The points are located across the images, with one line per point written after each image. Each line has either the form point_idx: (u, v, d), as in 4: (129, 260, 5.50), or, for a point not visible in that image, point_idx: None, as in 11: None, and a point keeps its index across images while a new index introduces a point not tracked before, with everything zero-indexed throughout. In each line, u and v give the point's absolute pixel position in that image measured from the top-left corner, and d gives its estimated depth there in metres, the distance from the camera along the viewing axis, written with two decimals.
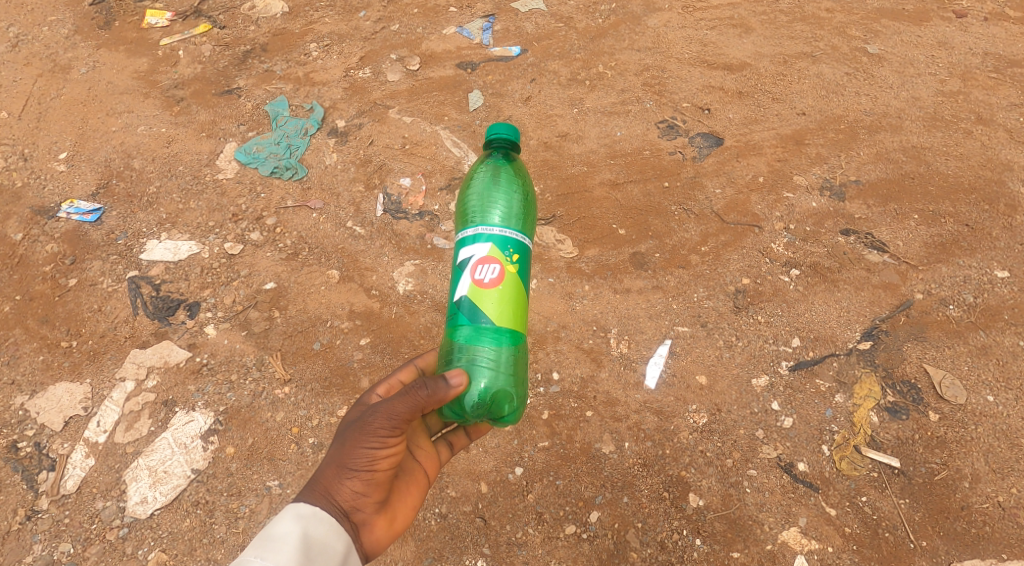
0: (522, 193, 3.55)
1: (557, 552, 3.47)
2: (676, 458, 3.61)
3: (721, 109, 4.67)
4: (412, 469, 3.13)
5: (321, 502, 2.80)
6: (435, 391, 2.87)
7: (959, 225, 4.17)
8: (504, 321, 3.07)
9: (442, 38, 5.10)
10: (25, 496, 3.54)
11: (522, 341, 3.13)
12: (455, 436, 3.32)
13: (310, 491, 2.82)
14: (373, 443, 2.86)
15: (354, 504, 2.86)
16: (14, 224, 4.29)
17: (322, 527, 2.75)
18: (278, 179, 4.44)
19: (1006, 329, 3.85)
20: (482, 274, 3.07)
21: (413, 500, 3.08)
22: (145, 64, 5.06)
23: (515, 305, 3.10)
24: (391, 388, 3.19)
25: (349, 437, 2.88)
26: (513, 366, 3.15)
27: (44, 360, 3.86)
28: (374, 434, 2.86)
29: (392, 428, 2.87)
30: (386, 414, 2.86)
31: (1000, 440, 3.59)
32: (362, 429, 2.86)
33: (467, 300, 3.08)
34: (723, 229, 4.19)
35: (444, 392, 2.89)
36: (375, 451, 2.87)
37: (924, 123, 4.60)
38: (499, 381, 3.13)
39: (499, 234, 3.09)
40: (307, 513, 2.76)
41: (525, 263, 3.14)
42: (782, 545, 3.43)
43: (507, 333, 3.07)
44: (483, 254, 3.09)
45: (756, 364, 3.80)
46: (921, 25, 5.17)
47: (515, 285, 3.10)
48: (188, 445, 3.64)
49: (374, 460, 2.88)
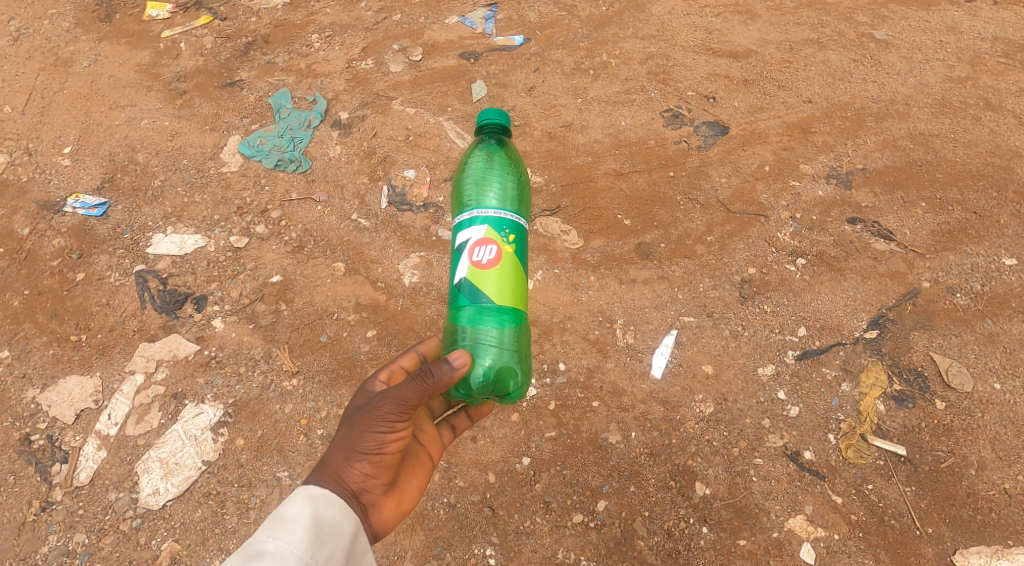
0: (516, 177, 3.56)
1: (565, 541, 3.49)
2: (683, 447, 3.62)
3: (726, 98, 4.66)
4: (417, 451, 3.15)
5: (331, 484, 2.81)
6: (440, 376, 2.89)
7: (967, 213, 4.16)
8: (505, 298, 3.09)
9: (444, 28, 5.07)
10: (39, 487, 3.57)
11: (524, 319, 3.15)
12: (458, 419, 3.34)
13: (321, 474, 2.83)
14: (382, 427, 2.89)
15: (363, 486, 2.87)
16: (21, 219, 4.30)
17: (332, 508, 2.76)
18: (282, 172, 4.45)
19: (1013, 317, 3.85)
20: (480, 255, 3.08)
21: (419, 482, 3.10)
22: (147, 56, 5.05)
23: (516, 282, 3.12)
24: (393, 373, 3.18)
25: (358, 421, 2.90)
26: (517, 343, 3.17)
27: (54, 354, 3.88)
28: (383, 419, 2.89)
29: (401, 413, 2.90)
30: (395, 400, 2.89)
31: (1006, 428, 3.60)
32: (371, 414, 2.89)
33: (466, 282, 3.09)
34: (728, 218, 4.18)
35: (449, 376, 2.91)
36: (384, 435, 2.90)
37: (932, 109, 4.58)
38: (504, 358, 3.14)
39: (493, 215, 3.11)
40: (317, 495, 2.77)
41: (522, 243, 3.16)
42: (788, 532, 3.44)
43: (510, 311, 3.09)
44: (479, 236, 3.09)
45: (762, 353, 3.81)
46: (930, 9, 5.12)
47: (513, 264, 3.12)
48: (198, 437, 3.66)
49: (383, 444, 2.90)
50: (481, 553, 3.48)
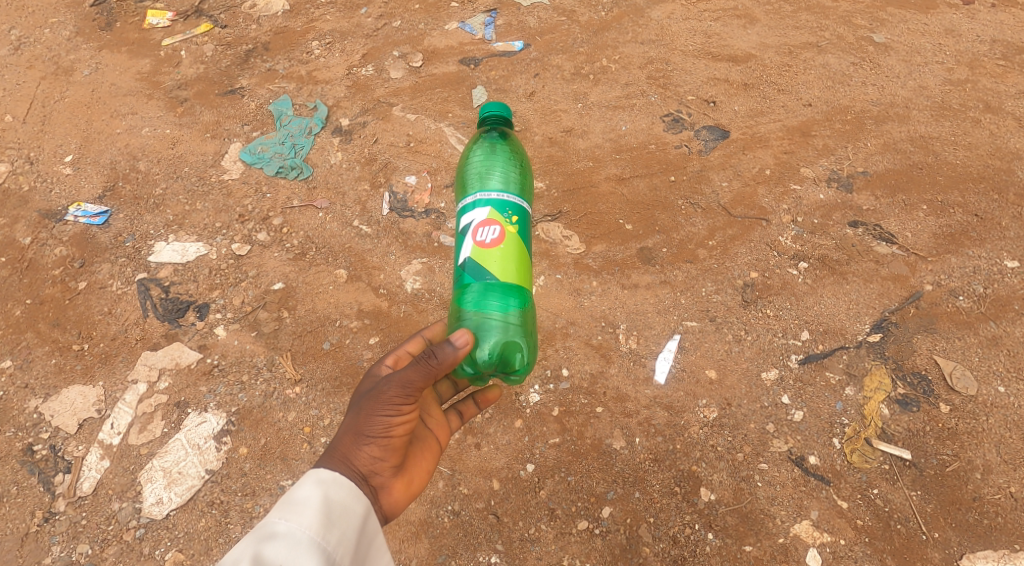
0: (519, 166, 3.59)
1: (570, 548, 3.48)
2: (687, 453, 3.61)
3: (726, 102, 4.66)
4: (425, 436, 3.15)
5: (340, 467, 2.81)
6: (444, 357, 2.88)
7: (968, 215, 4.16)
8: (509, 277, 3.11)
9: (444, 34, 5.07)
10: (42, 498, 3.56)
11: (530, 298, 3.17)
12: (465, 406, 3.34)
13: (330, 458, 2.83)
14: (388, 410, 2.88)
15: (372, 469, 2.87)
16: (22, 228, 4.30)
17: (343, 491, 2.76)
18: (284, 179, 4.44)
19: (1016, 320, 3.85)
20: (483, 236, 3.11)
21: (428, 464, 3.10)
22: (147, 64, 5.05)
23: (520, 261, 3.14)
24: (399, 358, 3.19)
25: (365, 406, 2.90)
26: (523, 321, 3.18)
27: (56, 363, 3.87)
28: (389, 402, 2.88)
29: (407, 395, 2.89)
30: (400, 383, 2.88)
31: (1011, 431, 3.59)
32: (377, 398, 2.88)
33: (471, 261, 3.11)
34: (730, 222, 4.18)
35: (452, 356, 2.89)
36: (390, 418, 2.89)
37: (932, 112, 4.58)
38: (509, 336, 3.14)
39: (496, 197, 3.14)
40: (327, 478, 2.76)
41: (525, 224, 3.18)
42: (794, 538, 3.44)
43: (514, 289, 3.11)
44: (483, 217, 3.12)
45: (766, 357, 3.80)
46: (928, 13, 5.13)
47: (516, 244, 3.14)
48: (201, 446, 3.66)
49: (390, 427, 2.89)
50: (486, 560, 3.47)
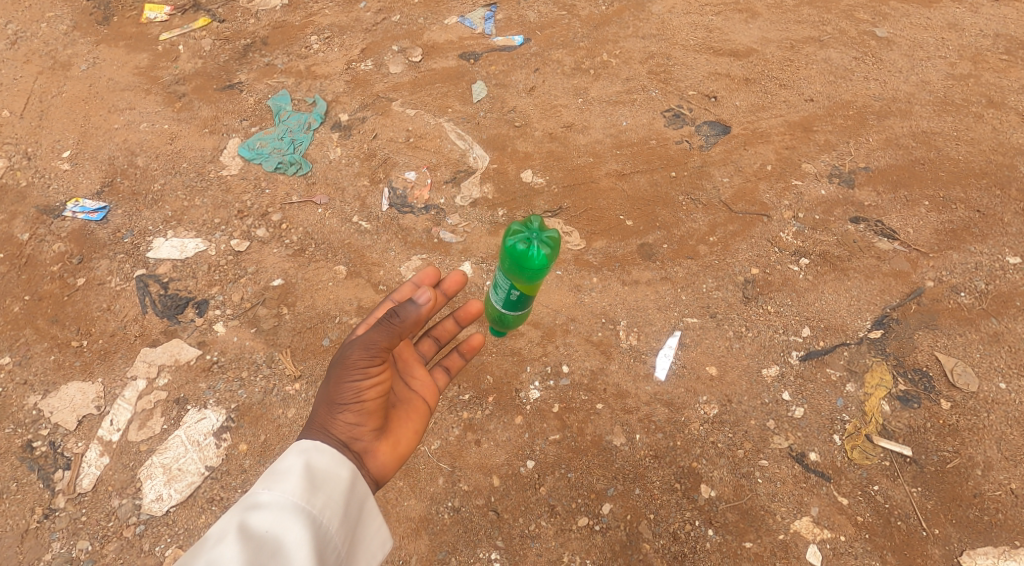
0: None
1: (570, 544, 3.48)
2: (687, 449, 3.61)
3: (727, 97, 4.64)
4: (408, 398, 3.23)
5: (320, 437, 2.87)
6: (404, 315, 2.91)
7: (970, 211, 4.15)
8: None
9: (444, 29, 5.05)
10: (42, 494, 3.55)
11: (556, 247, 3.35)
12: (450, 360, 3.50)
13: (309, 430, 2.90)
14: (356, 375, 2.92)
15: (352, 435, 2.93)
16: (20, 224, 4.28)
17: (325, 456, 2.78)
18: (283, 174, 4.42)
19: (1018, 316, 3.84)
20: None
21: (414, 425, 3.18)
22: (145, 59, 5.02)
23: None
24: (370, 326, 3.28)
25: (334, 375, 2.95)
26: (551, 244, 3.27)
27: (55, 360, 3.86)
28: (356, 367, 2.92)
29: (372, 356, 2.92)
30: (364, 346, 2.92)
31: (1012, 427, 3.59)
32: (344, 365, 2.93)
33: None
34: (731, 218, 4.17)
35: (414, 313, 2.92)
36: (360, 383, 2.93)
37: (934, 107, 4.56)
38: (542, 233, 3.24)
39: None
40: (308, 446, 2.80)
41: None
42: (794, 534, 3.43)
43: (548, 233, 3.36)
44: None
45: (767, 354, 3.79)
46: (931, 7, 5.10)
47: None
48: (200, 442, 3.65)
49: (361, 391, 2.94)
50: (486, 557, 3.46)
